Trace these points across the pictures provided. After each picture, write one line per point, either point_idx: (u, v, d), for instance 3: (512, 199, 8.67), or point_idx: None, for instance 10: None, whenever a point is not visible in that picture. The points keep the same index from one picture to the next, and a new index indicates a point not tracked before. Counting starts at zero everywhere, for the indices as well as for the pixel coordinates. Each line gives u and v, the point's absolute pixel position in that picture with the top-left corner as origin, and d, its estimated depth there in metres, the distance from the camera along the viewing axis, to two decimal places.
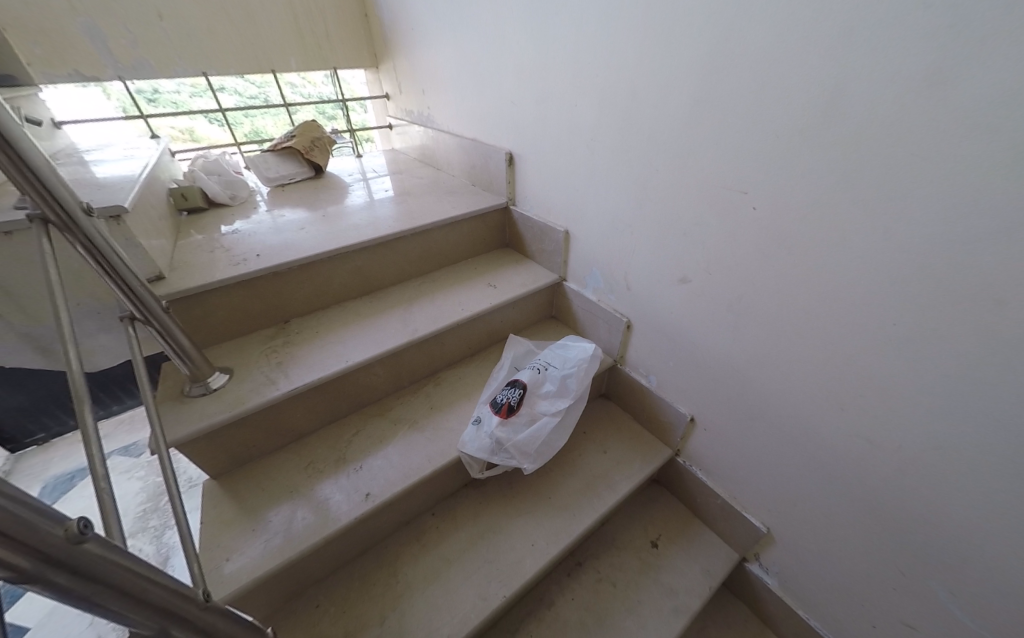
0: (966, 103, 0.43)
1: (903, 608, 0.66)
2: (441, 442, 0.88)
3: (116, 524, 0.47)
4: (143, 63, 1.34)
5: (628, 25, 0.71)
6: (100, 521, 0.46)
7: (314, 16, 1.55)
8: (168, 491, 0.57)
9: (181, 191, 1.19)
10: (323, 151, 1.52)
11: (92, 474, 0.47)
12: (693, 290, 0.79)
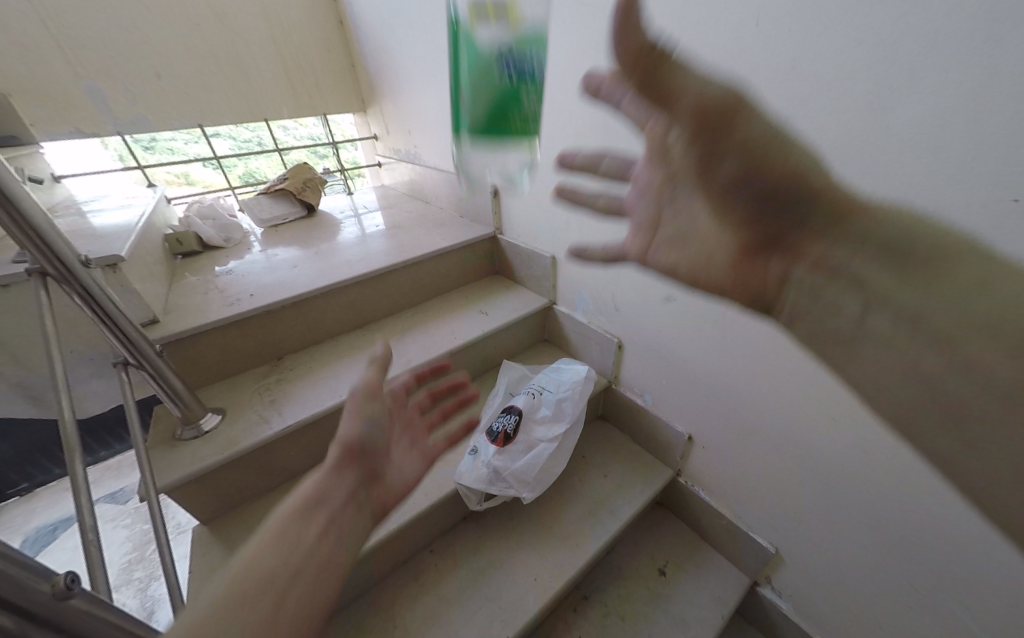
0: (901, 129, 0.47)
1: (916, 622, 0.64)
2: (438, 474, 0.87)
3: (102, 577, 0.46)
4: (142, 118, 1.40)
5: (597, 66, 0.76)
6: (85, 576, 0.45)
7: (305, 68, 1.63)
8: (158, 541, 0.55)
9: (176, 237, 1.21)
10: (315, 191, 1.57)
11: (80, 525, 0.47)
12: (677, 309, 0.81)
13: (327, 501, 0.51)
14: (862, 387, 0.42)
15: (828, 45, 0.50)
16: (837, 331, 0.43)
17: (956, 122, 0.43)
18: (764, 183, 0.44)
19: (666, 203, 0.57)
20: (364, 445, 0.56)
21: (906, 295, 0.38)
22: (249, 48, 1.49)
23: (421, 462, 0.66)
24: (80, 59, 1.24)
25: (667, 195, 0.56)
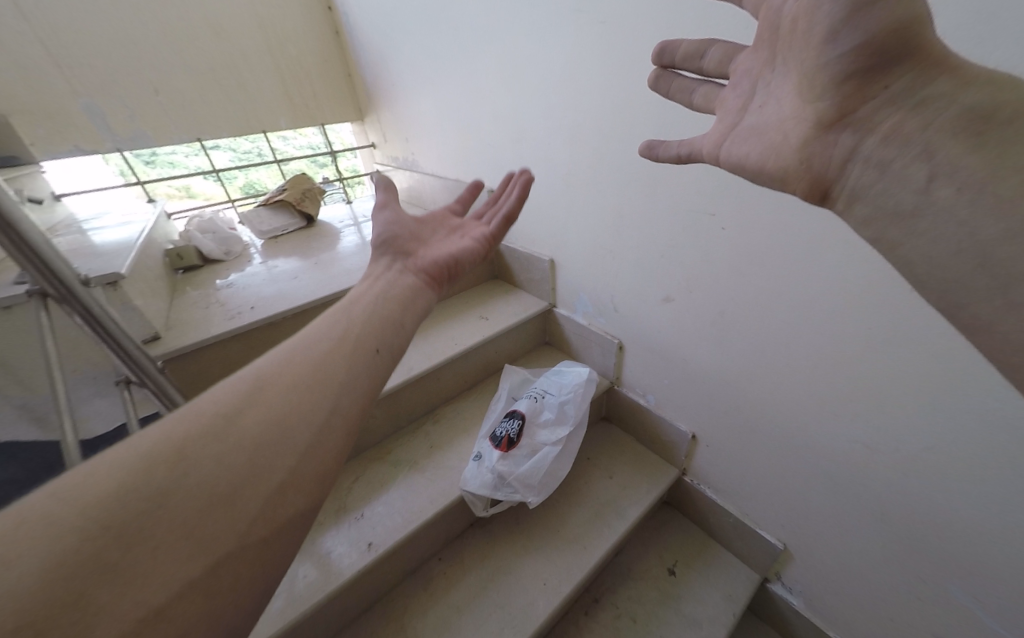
0: None
1: (930, 617, 0.63)
2: (443, 482, 0.87)
3: None
4: (140, 134, 1.42)
5: (588, 70, 0.76)
6: None
7: (303, 79, 1.65)
8: None
9: (176, 252, 1.21)
10: (313, 201, 1.58)
11: None
12: (676, 309, 0.81)
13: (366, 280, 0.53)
14: (913, 272, 0.32)
15: None
16: (893, 206, 0.32)
17: None
18: (870, 17, 0.29)
19: (758, 86, 0.41)
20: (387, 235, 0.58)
21: (980, 164, 0.28)
22: (245, 61, 1.50)
23: (474, 241, 0.63)
24: (78, 76, 1.26)
25: (765, 78, 0.40)
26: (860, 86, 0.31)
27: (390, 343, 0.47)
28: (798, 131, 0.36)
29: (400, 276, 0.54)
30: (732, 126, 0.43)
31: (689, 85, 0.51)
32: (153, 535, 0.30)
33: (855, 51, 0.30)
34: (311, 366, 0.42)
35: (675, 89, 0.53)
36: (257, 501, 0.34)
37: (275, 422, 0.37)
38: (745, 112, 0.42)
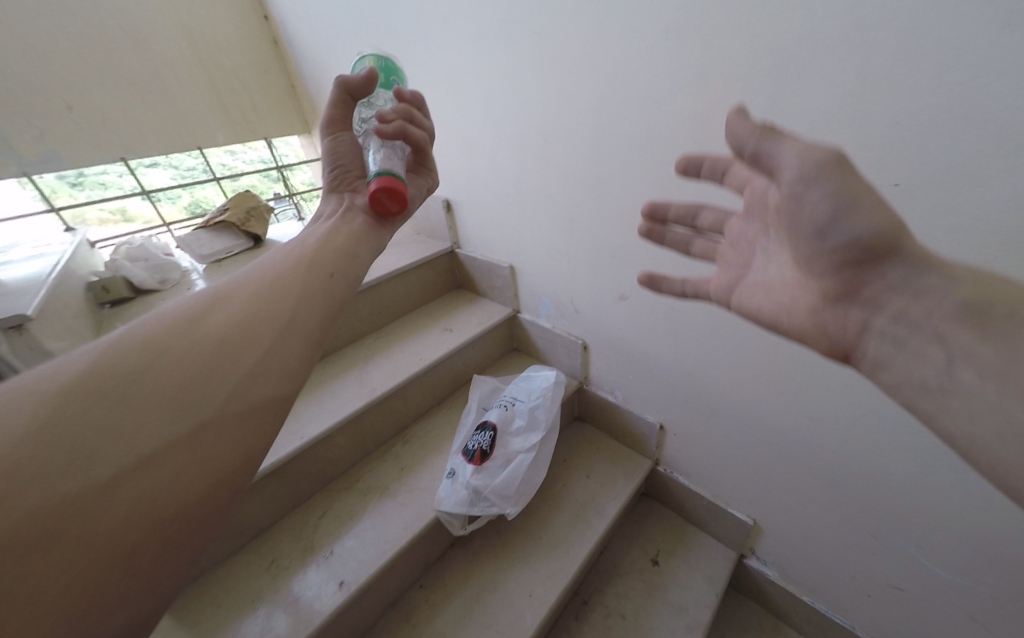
0: (802, 119, 0.50)
1: (892, 575, 0.67)
2: (417, 504, 0.84)
3: None
4: (52, 154, 1.28)
5: (526, 76, 0.76)
6: None
7: (239, 92, 1.56)
8: None
9: (101, 285, 1.11)
10: (260, 219, 1.49)
11: None
12: (634, 306, 0.83)
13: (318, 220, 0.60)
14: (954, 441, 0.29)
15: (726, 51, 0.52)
16: (920, 382, 0.31)
17: (846, 113, 0.46)
18: (864, 214, 0.29)
19: (757, 248, 0.43)
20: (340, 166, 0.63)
21: (995, 352, 0.27)
22: (173, 74, 1.40)
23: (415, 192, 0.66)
24: None
25: (762, 241, 0.43)
26: (857, 273, 0.32)
27: (345, 271, 0.54)
28: (802, 303, 0.38)
29: (350, 215, 0.59)
30: (737, 276, 0.46)
31: (684, 236, 0.55)
32: (138, 399, 0.36)
33: (841, 250, 0.31)
34: (273, 281, 0.48)
35: (670, 236, 0.57)
36: (220, 389, 0.39)
37: (248, 321, 0.44)
38: (749, 269, 0.44)
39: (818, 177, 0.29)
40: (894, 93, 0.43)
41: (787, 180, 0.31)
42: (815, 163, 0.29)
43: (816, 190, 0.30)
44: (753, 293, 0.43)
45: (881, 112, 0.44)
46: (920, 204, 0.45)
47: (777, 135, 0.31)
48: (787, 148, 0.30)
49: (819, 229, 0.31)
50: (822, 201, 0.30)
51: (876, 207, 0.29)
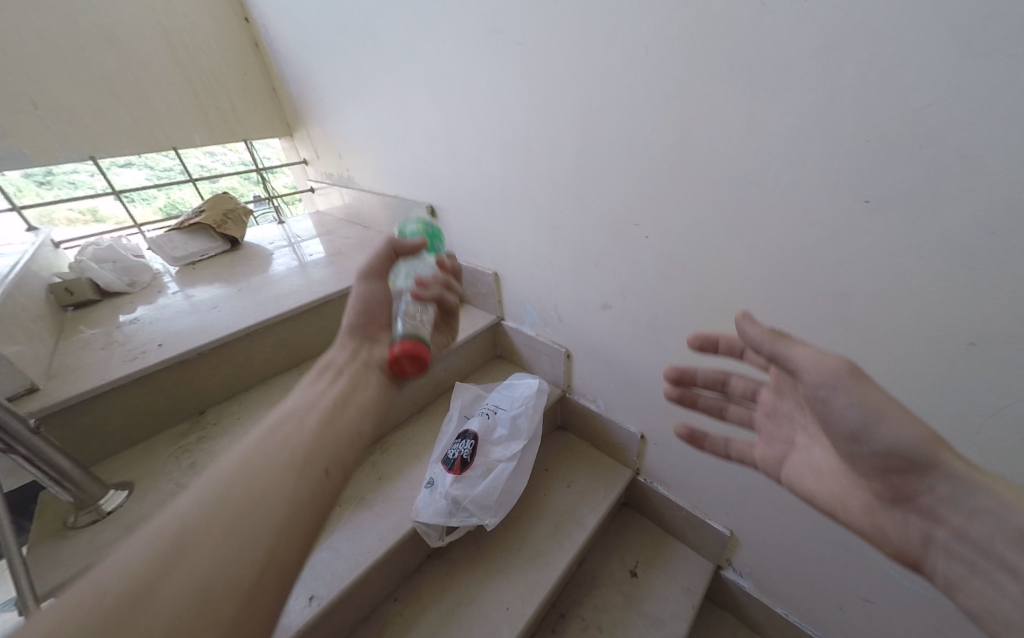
0: (777, 136, 0.51)
1: (861, 585, 0.68)
2: (393, 515, 0.81)
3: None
4: (12, 151, 1.21)
5: (511, 85, 0.77)
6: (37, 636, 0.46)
7: (219, 94, 1.53)
8: None
9: (65, 286, 1.06)
10: (237, 222, 1.46)
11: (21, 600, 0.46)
12: (616, 315, 0.83)
13: (332, 370, 0.65)
14: None
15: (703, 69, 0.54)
16: (1004, 616, 0.33)
17: (817, 132, 0.48)
18: (909, 428, 0.34)
19: (797, 425, 0.51)
20: (366, 318, 0.71)
21: None
22: (146, 73, 1.37)
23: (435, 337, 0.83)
24: None
25: (799, 419, 0.50)
26: (900, 481, 0.37)
27: (337, 462, 0.54)
28: (857, 487, 0.42)
29: (363, 378, 0.66)
30: (782, 452, 0.52)
31: (715, 401, 0.61)
32: None
33: (880, 456, 0.36)
34: (249, 498, 0.46)
35: (701, 399, 0.63)
36: None
37: (218, 568, 0.40)
38: (793, 448, 0.50)
39: (840, 386, 0.36)
40: (864, 113, 0.44)
41: (812, 384, 0.37)
42: (834, 373, 0.36)
43: (842, 396, 0.36)
44: (801, 474, 0.49)
45: (851, 131, 0.46)
46: (888, 222, 0.47)
47: (792, 344, 0.38)
48: (801, 356, 0.37)
49: (855, 428, 0.37)
50: (851, 405, 0.36)
51: (902, 422, 0.34)
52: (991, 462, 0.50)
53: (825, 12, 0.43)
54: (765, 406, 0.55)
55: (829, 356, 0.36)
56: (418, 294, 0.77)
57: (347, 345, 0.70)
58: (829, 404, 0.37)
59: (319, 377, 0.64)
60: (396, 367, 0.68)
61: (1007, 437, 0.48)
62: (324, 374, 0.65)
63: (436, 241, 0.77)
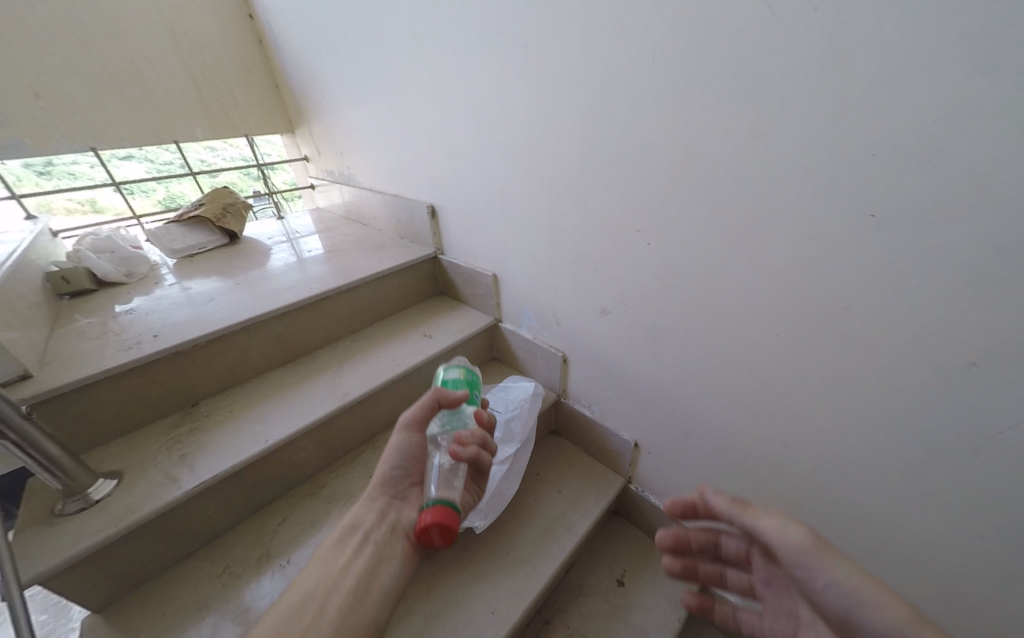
0: (778, 148, 0.52)
1: None
2: None
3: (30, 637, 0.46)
4: (13, 139, 1.22)
5: (517, 90, 0.77)
6: (16, 632, 0.45)
7: (222, 89, 1.54)
8: None
9: (61, 274, 1.06)
10: (236, 217, 1.46)
11: (3, 590, 0.45)
12: (613, 321, 0.84)
13: (360, 528, 0.65)
14: None
15: (710, 80, 0.55)
16: None
17: (820, 146, 0.49)
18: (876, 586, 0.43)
19: (788, 594, 0.54)
20: (399, 472, 0.69)
21: None
22: (149, 65, 1.37)
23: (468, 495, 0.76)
24: None
25: (783, 585, 0.55)
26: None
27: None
28: None
29: (388, 546, 0.64)
30: (790, 629, 0.53)
31: (714, 573, 0.63)
32: None
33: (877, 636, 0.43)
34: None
35: (702, 567, 0.64)
36: None
37: None
38: (798, 622, 0.52)
39: (805, 551, 0.46)
40: (871, 127, 0.45)
41: (786, 551, 0.47)
42: (797, 539, 0.46)
43: (814, 565, 0.46)
44: None
45: (858, 143, 0.46)
46: (887, 237, 0.48)
47: (757, 512, 0.50)
48: (766, 523, 0.49)
49: (842, 608, 0.45)
50: (831, 573, 0.45)
51: (857, 578, 0.44)
52: (979, 482, 0.50)
53: (838, 24, 0.44)
54: (760, 576, 0.59)
55: (787, 526, 0.48)
56: (455, 450, 0.67)
57: (376, 501, 0.68)
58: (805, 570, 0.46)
59: (345, 537, 0.63)
60: (420, 538, 0.58)
61: (995, 456, 0.48)
62: (349, 535, 0.64)
63: (475, 390, 0.72)
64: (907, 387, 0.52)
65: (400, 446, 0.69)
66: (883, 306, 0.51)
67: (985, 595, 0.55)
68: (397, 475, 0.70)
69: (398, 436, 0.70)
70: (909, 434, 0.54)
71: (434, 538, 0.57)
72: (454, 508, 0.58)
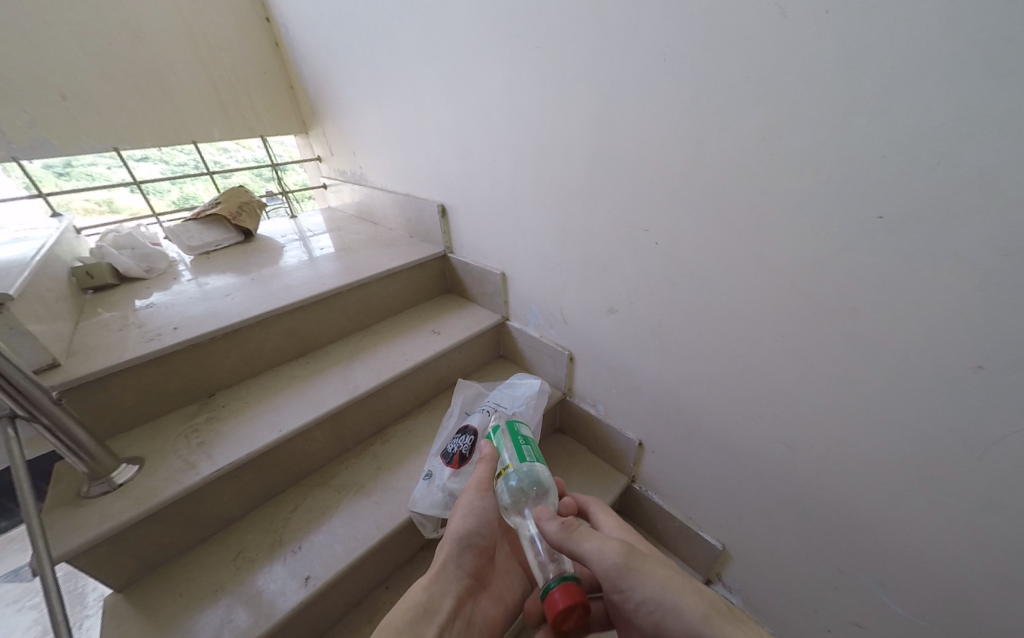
0: (788, 147, 0.52)
1: (850, 602, 0.69)
2: (392, 504, 0.83)
3: (60, 613, 0.48)
4: (42, 140, 1.27)
5: (528, 92, 0.79)
6: (46, 607, 0.47)
7: (239, 90, 1.57)
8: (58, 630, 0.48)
9: (85, 270, 1.10)
10: (251, 215, 1.49)
11: (35, 566, 0.48)
12: (619, 319, 0.84)
13: (437, 614, 0.57)
14: None
15: (719, 82, 0.55)
16: None
17: (827, 145, 0.49)
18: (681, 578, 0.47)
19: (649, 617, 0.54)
20: (473, 543, 0.62)
21: None
22: (170, 67, 1.41)
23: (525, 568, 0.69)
24: None
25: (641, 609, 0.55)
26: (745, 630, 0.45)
27: None
28: None
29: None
30: None
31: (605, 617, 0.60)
32: None
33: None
34: None
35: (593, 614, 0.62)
36: None
37: None
38: None
39: (621, 568, 0.48)
40: (879, 127, 0.46)
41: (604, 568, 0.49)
42: (617, 555, 0.49)
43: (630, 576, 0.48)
44: None
45: (867, 145, 0.47)
46: (897, 237, 0.48)
47: (582, 532, 0.51)
48: (589, 544, 0.50)
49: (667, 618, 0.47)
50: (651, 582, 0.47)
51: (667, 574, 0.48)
52: (985, 486, 0.50)
53: (848, 24, 0.45)
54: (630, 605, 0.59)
55: (605, 544, 0.50)
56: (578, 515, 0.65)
57: (452, 581, 0.61)
58: (623, 587, 0.49)
59: (422, 625, 0.56)
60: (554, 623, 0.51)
61: (1003, 459, 0.48)
62: (427, 623, 0.56)
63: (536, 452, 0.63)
64: (912, 389, 0.52)
65: (480, 507, 0.62)
66: (887, 308, 0.51)
67: (988, 600, 0.54)
68: (471, 543, 0.62)
69: (475, 493, 0.63)
70: (916, 434, 0.53)
71: (566, 620, 0.51)
72: (580, 579, 0.53)
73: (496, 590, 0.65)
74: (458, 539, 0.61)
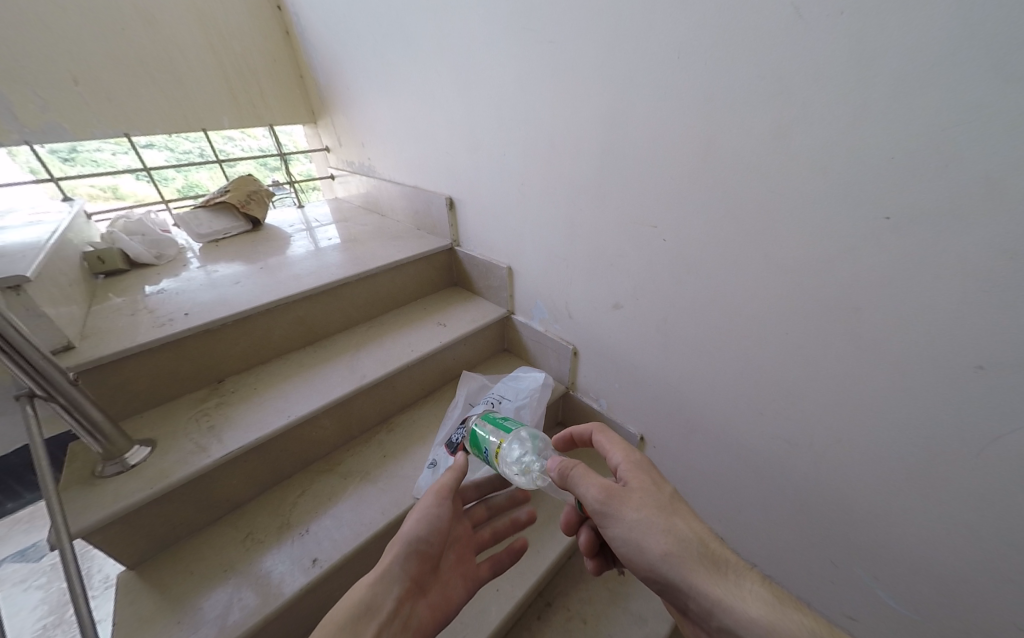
0: (802, 146, 0.52)
1: (847, 598, 0.69)
2: (396, 491, 0.84)
3: (78, 585, 0.50)
4: (55, 126, 1.27)
5: (539, 87, 0.79)
6: (64, 580, 0.48)
7: (249, 79, 1.57)
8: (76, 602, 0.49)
9: (97, 254, 1.11)
10: (260, 204, 1.49)
11: (54, 540, 0.49)
12: (625, 315, 0.85)
13: (378, 613, 0.54)
14: None
15: (733, 79, 0.55)
16: None
17: (842, 144, 0.49)
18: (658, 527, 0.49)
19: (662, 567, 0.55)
20: (421, 548, 0.60)
21: None
22: (181, 54, 1.41)
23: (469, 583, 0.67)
24: None
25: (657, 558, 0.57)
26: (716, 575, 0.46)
27: None
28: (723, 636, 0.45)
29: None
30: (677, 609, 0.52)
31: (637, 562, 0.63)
32: None
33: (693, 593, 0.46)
34: None
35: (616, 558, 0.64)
36: None
37: None
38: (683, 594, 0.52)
39: (602, 506, 0.52)
40: (894, 126, 0.45)
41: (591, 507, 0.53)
42: (597, 499, 0.52)
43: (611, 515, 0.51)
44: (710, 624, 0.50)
45: (878, 147, 0.47)
46: (909, 237, 0.48)
47: (573, 477, 0.54)
48: (582, 486, 0.54)
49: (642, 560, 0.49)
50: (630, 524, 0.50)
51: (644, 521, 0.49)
52: (987, 487, 0.50)
53: (867, 21, 0.44)
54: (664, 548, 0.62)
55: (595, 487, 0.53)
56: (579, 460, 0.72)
57: (395, 584, 0.57)
58: (605, 523, 0.52)
59: (361, 624, 0.52)
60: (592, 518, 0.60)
61: (1005, 461, 0.48)
62: (366, 622, 0.53)
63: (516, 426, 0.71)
64: (918, 390, 0.52)
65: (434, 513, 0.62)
66: (895, 308, 0.51)
67: (985, 599, 0.55)
68: (421, 547, 0.61)
69: (431, 497, 0.64)
70: (920, 435, 0.54)
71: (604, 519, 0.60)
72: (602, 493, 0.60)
73: (434, 599, 0.61)
74: (408, 541, 0.60)
